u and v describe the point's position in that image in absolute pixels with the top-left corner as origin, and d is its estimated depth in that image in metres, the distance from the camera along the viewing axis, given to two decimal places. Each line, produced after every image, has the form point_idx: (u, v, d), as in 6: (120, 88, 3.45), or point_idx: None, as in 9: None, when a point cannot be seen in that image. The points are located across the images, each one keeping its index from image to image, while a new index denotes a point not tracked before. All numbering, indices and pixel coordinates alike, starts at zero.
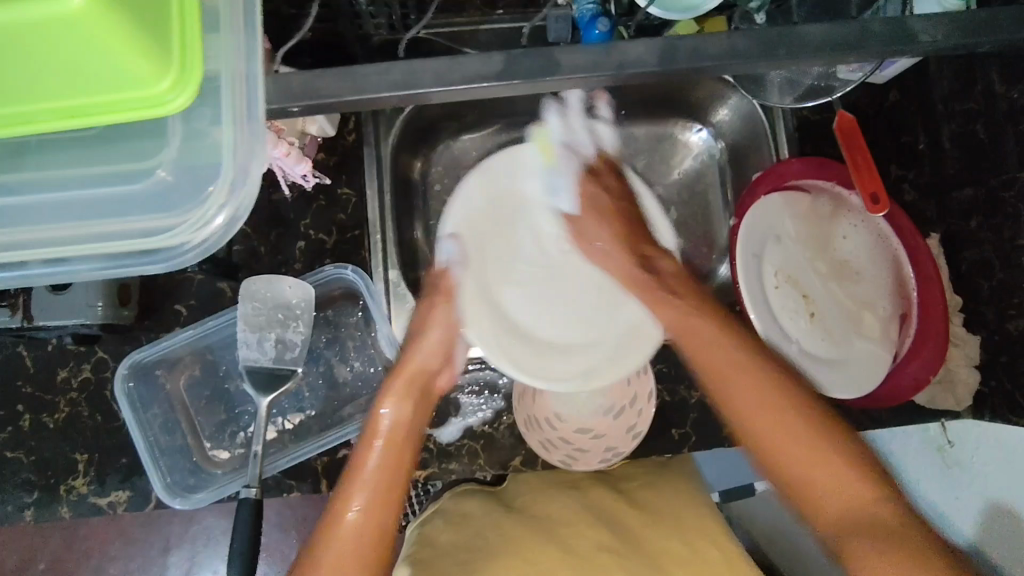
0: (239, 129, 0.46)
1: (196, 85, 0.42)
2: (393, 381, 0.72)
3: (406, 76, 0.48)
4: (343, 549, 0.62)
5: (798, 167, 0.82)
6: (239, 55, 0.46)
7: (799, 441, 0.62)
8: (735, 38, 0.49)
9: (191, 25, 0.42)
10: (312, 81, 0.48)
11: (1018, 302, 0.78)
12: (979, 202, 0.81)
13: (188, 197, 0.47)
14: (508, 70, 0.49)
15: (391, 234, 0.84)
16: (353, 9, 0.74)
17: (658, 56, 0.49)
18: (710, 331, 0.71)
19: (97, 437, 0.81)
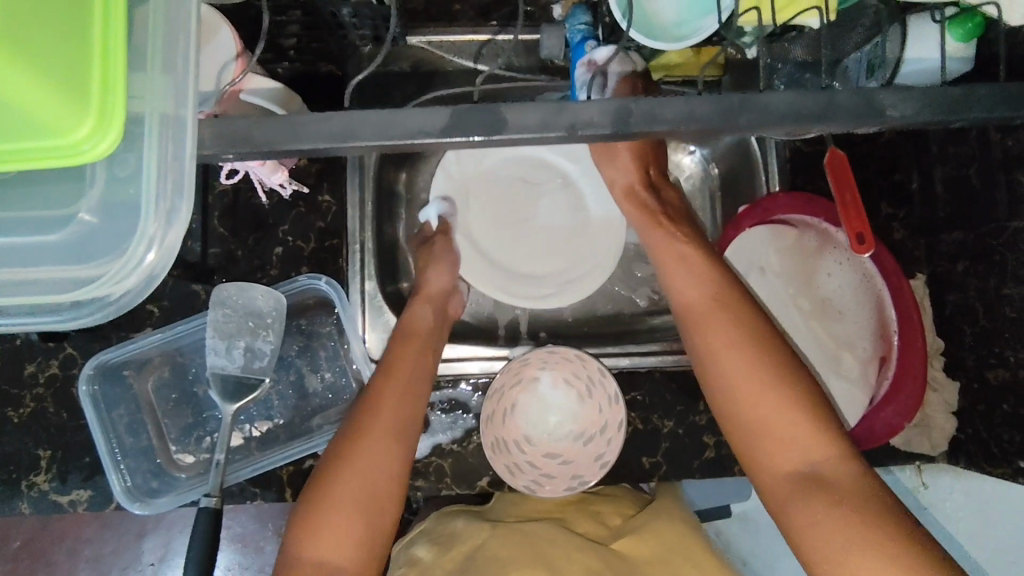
0: (163, 180, 0.37)
1: (117, 132, 0.35)
2: (412, 300, 0.82)
3: (346, 125, 0.36)
4: (366, 463, 0.67)
5: (784, 202, 0.81)
6: (169, 95, 0.37)
7: (772, 399, 0.61)
8: (697, 100, 0.37)
9: (115, 63, 0.35)
10: (244, 126, 0.36)
11: (999, 351, 0.76)
12: (967, 246, 0.79)
13: (109, 247, 0.39)
14: (450, 126, 0.36)
15: (370, 243, 0.84)
16: (336, 20, 0.72)
17: (613, 119, 0.36)
18: (727, 328, 0.66)
19: (61, 434, 0.80)
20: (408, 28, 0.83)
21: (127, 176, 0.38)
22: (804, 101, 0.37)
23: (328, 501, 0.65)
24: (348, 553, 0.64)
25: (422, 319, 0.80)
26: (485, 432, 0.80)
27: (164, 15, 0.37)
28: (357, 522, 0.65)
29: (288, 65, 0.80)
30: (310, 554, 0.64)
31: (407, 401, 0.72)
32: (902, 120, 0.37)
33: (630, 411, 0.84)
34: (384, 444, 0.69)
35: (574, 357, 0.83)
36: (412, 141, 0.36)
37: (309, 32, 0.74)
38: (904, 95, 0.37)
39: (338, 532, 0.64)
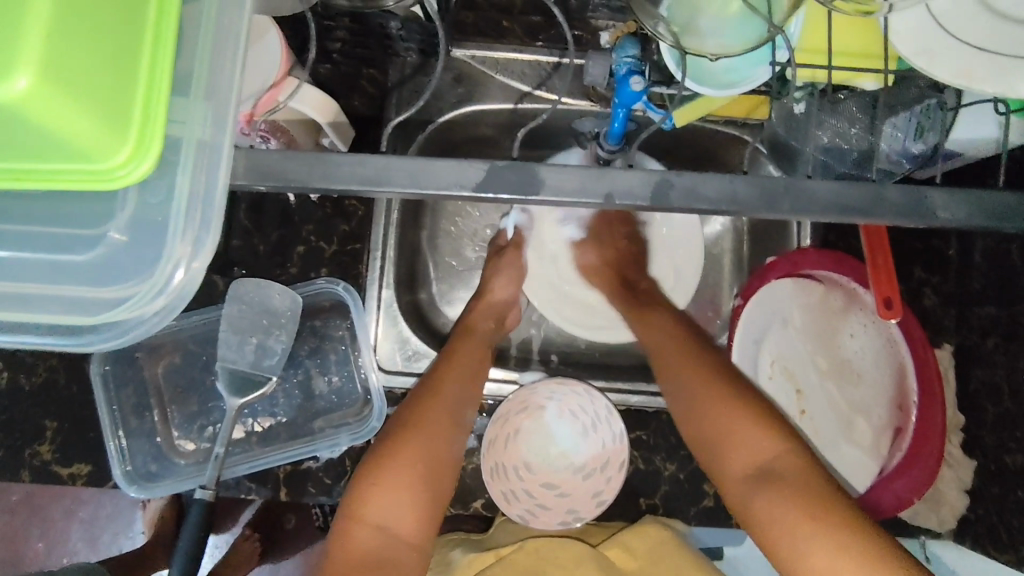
0: (193, 203, 0.38)
1: (153, 158, 0.35)
2: (474, 306, 0.83)
3: (377, 171, 0.37)
4: (421, 453, 0.67)
5: (816, 257, 0.79)
6: (204, 123, 0.37)
7: (754, 441, 0.62)
8: (740, 180, 0.38)
9: (159, 92, 0.35)
10: (275, 161, 0.38)
11: (1020, 437, 0.73)
12: (999, 323, 0.77)
13: (133, 271, 0.39)
14: (483, 183, 0.38)
15: (391, 252, 0.84)
16: (384, 31, 0.72)
17: (650, 193, 0.38)
18: (698, 376, 0.68)
19: (69, 407, 0.81)
20: (454, 40, 0.82)
21: (155, 196, 0.38)
22: (848, 194, 0.38)
23: (390, 465, 0.65)
24: (407, 522, 0.64)
25: (485, 321, 0.82)
26: (486, 457, 0.79)
27: (212, 45, 0.38)
28: (418, 497, 0.65)
29: (330, 66, 0.79)
30: (369, 518, 0.63)
31: (467, 387, 0.74)
32: (953, 222, 0.38)
33: (634, 450, 0.82)
34: (443, 423, 0.70)
35: (583, 391, 0.82)
36: (443, 193, 0.38)
37: (356, 39, 0.74)
38: (957, 199, 0.38)
39: (400, 500, 0.64)
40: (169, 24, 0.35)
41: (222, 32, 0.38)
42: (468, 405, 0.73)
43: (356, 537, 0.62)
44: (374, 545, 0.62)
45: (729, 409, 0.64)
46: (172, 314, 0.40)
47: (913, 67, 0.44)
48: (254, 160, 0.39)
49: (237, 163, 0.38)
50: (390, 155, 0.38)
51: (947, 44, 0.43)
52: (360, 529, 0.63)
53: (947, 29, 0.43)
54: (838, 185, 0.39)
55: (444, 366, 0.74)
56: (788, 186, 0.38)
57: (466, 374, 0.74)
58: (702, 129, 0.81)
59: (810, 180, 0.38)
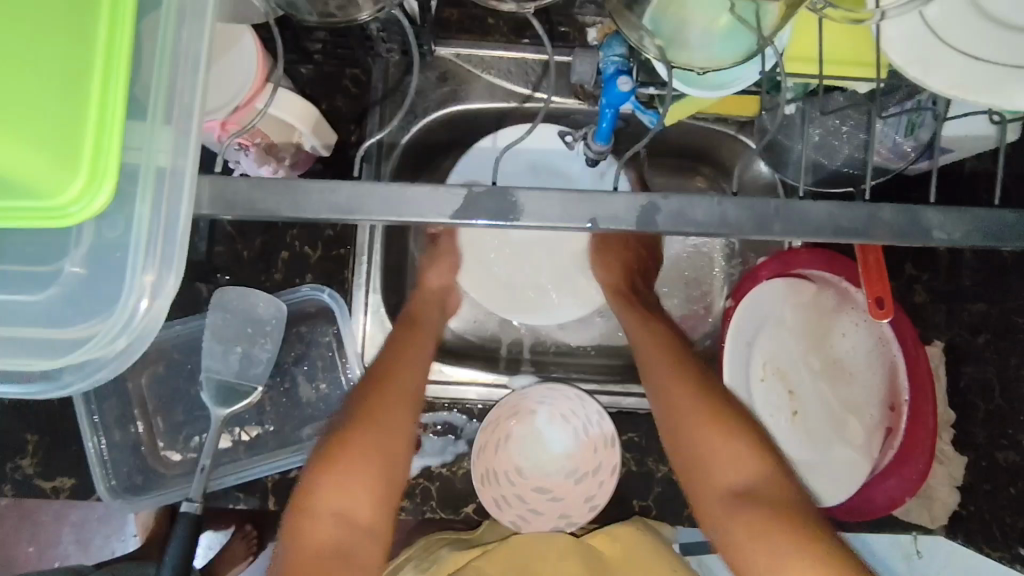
0: (155, 233, 0.36)
1: (108, 193, 0.34)
2: (419, 293, 0.82)
3: (348, 197, 0.36)
4: (375, 441, 0.65)
5: (806, 256, 0.80)
6: (168, 148, 0.36)
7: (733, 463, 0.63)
8: (729, 203, 0.37)
9: (112, 122, 0.34)
10: (247, 190, 0.36)
11: (1012, 433, 0.73)
12: (990, 319, 0.77)
13: (96, 308, 0.38)
14: (463, 209, 0.37)
15: (378, 258, 0.81)
16: (364, 33, 0.70)
17: (636, 217, 0.37)
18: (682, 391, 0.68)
19: (50, 420, 0.79)
20: (438, 39, 0.81)
21: (118, 224, 0.37)
22: (844, 214, 0.37)
23: (342, 457, 0.63)
24: (364, 512, 0.63)
25: (431, 312, 0.80)
26: (477, 463, 0.79)
27: (170, 65, 0.36)
28: (375, 487, 0.64)
29: (312, 66, 0.79)
30: (326, 510, 0.62)
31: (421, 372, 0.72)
32: (949, 241, 0.37)
33: (625, 452, 0.82)
34: (400, 411, 0.68)
35: (574, 396, 0.82)
36: (417, 219, 0.37)
37: (336, 39, 0.72)
38: (954, 217, 0.37)
39: (361, 491, 0.63)
40: (121, 46, 0.34)
41: (181, 49, 0.37)
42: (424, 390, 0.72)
43: (314, 531, 0.61)
44: (332, 537, 0.61)
45: (711, 425, 0.65)
46: (134, 354, 0.38)
47: (907, 76, 0.43)
48: (222, 185, 0.38)
49: (201, 188, 0.37)
50: (363, 181, 0.37)
51: (944, 53, 0.42)
52: (318, 522, 0.61)
53: (942, 37, 0.42)
54: (831, 205, 0.38)
55: (396, 350, 0.73)
56: (779, 209, 0.37)
57: (416, 359, 0.73)
58: (690, 127, 0.80)
59: (801, 202, 0.37)
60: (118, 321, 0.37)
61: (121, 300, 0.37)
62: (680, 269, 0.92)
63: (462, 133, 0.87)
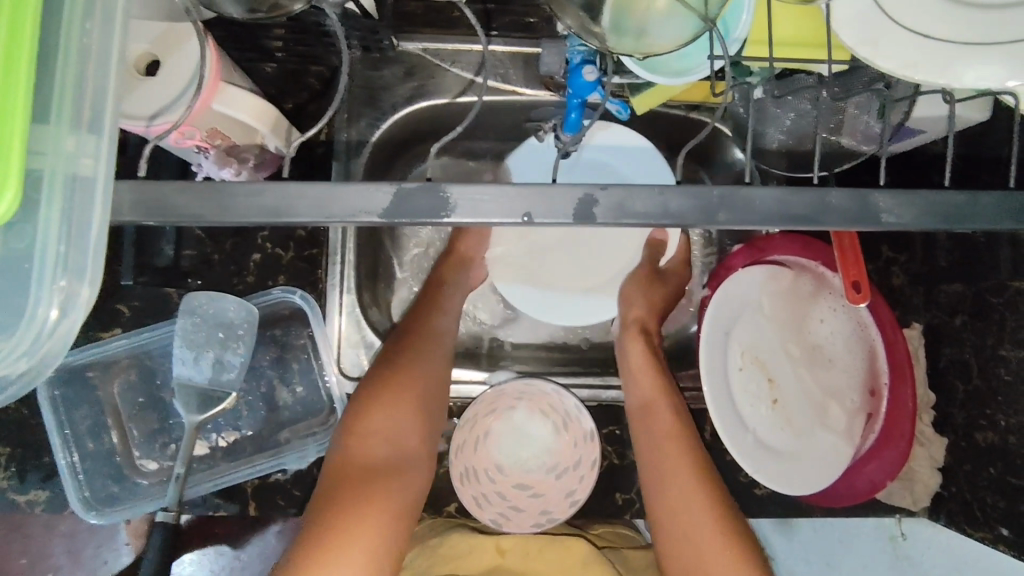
0: (64, 238, 0.35)
1: (11, 199, 0.33)
2: (446, 261, 0.82)
3: (283, 202, 0.36)
4: (413, 381, 0.69)
5: (781, 242, 0.80)
6: (85, 151, 0.35)
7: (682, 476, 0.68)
8: (673, 194, 0.36)
9: (12, 126, 0.33)
10: (168, 193, 0.36)
11: (990, 414, 0.73)
12: (965, 300, 0.77)
13: (7, 318, 0.36)
14: (393, 209, 0.36)
15: (350, 258, 0.80)
16: (322, 28, 0.68)
17: (576, 210, 0.36)
18: (654, 395, 0.74)
19: (22, 432, 0.78)
20: (403, 32, 0.80)
21: (22, 233, 0.35)
22: (794, 202, 0.36)
23: (384, 388, 0.67)
24: (404, 443, 0.67)
25: (455, 276, 0.81)
26: (457, 461, 0.78)
27: (77, 64, 0.35)
28: (414, 422, 0.68)
29: (275, 65, 0.77)
30: (370, 430, 0.65)
31: (448, 327, 0.76)
32: (903, 225, 0.37)
33: (607, 445, 0.81)
34: (432, 355, 0.72)
35: (552, 390, 0.81)
36: (354, 218, 0.36)
37: (296, 36, 0.70)
38: (903, 200, 0.37)
39: (400, 423, 0.66)
40: (21, 47, 0.33)
41: (88, 47, 0.35)
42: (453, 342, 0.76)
43: (355, 449, 0.63)
44: (374, 452, 0.64)
45: (686, 486, 0.67)
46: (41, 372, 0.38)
47: (857, 57, 0.42)
48: (156, 191, 0.37)
49: (119, 196, 0.36)
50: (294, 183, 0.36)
51: (894, 33, 0.41)
52: (363, 445, 0.64)
53: (893, 17, 0.41)
54: (786, 191, 0.37)
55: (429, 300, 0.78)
56: (728, 198, 0.36)
57: (443, 318, 0.77)
58: (661, 113, 0.80)
59: (752, 189, 0.36)
60: (26, 336, 0.36)
61: (29, 315, 0.36)
62: None
63: (436, 128, 0.86)
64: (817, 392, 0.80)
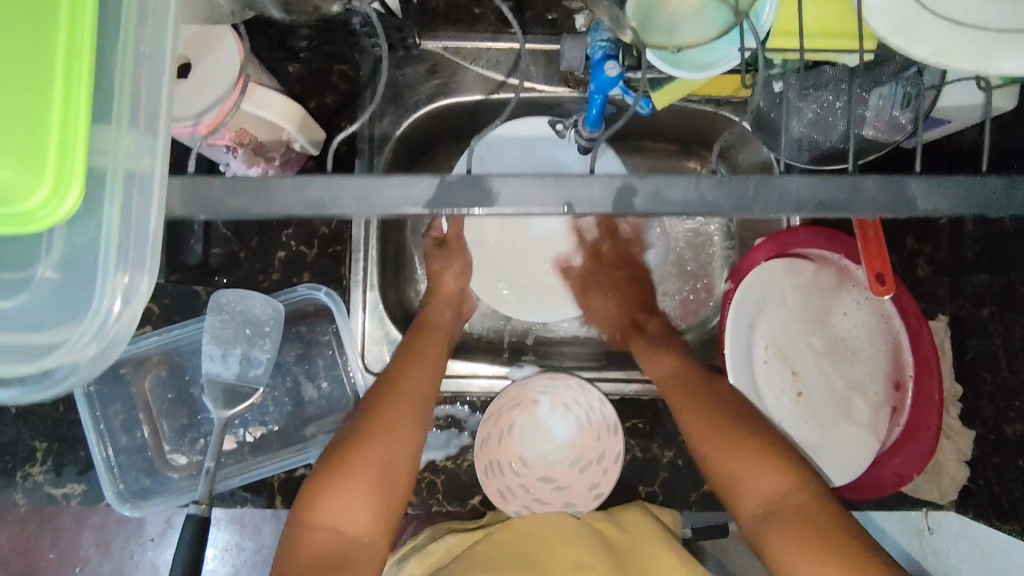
0: (121, 235, 0.36)
1: (74, 199, 0.35)
2: (432, 301, 0.81)
3: (318, 197, 0.36)
4: (368, 456, 0.65)
5: (803, 234, 0.78)
6: (137, 151, 0.36)
7: (722, 440, 0.65)
8: (707, 185, 0.36)
9: (76, 127, 0.34)
10: (216, 191, 0.37)
11: (1020, 405, 0.72)
12: (993, 291, 0.76)
13: (70, 310, 0.39)
14: (437, 200, 0.36)
15: (375, 254, 0.81)
16: (348, 27, 0.69)
17: (614, 200, 0.36)
18: (689, 379, 0.73)
19: (57, 426, 0.80)
20: (425, 32, 0.81)
21: (88, 229, 0.37)
22: (824, 191, 0.37)
23: (342, 469, 0.64)
24: (358, 526, 0.63)
25: (442, 316, 0.80)
26: (481, 455, 0.79)
27: (133, 66, 0.36)
28: (372, 498, 0.64)
29: (299, 65, 0.78)
30: (329, 515, 0.62)
31: (425, 382, 0.72)
32: (935, 212, 0.38)
33: (629, 438, 0.82)
34: (407, 422, 0.69)
35: (575, 384, 0.81)
36: (392, 213, 0.36)
37: (322, 36, 0.71)
38: (941, 191, 0.37)
39: (352, 504, 0.63)
40: (82, 48, 0.34)
41: (142, 49, 0.36)
42: (429, 400, 0.72)
43: (313, 538, 0.61)
44: (333, 537, 0.62)
45: (737, 455, 0.63)
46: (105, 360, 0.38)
47: (889, 46, 0.42)
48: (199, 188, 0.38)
49: (171, 194, 0.37)
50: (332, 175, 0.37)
51: (925, 19, 0.41)
52: (313, 531, 0.61)
53: (925, 4, 0.41)
54: (817, 180, 0.38)
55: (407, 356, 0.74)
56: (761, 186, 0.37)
57: (419, 375, 0.72)
58: (680, 107, 0.79)
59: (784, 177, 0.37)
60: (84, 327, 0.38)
61: (94, 305, 0.38)
62: (679, 253, 0.91)
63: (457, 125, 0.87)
64: (842, 385, 0.79)
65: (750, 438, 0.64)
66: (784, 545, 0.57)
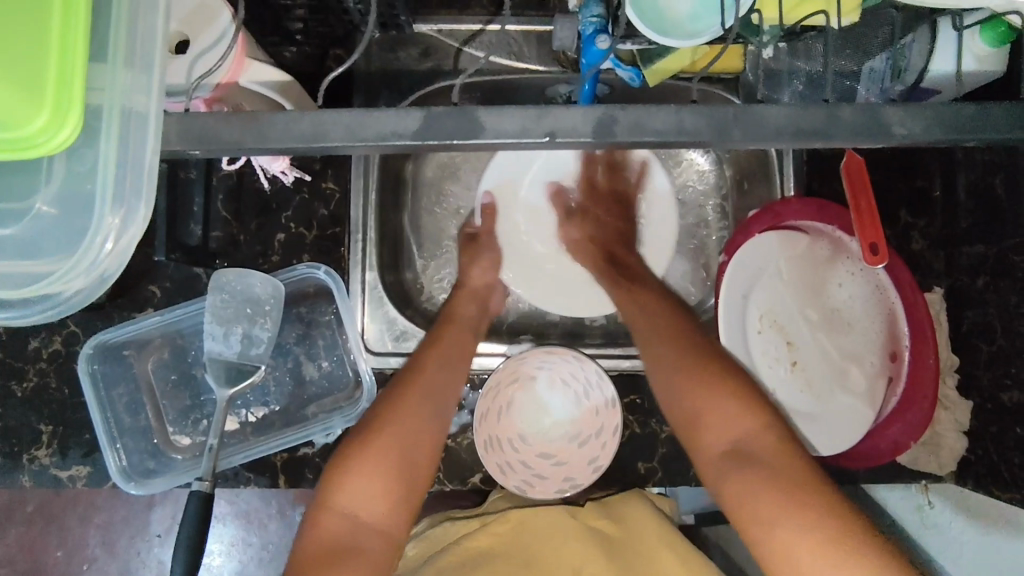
0: (120, 175, 0.38)
1: (73, 125, 0.36)
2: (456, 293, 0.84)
3: (314, 129, 0.38)
4: (394, 441, 0.66)
5: (797, 206, 0.79)
6: (134, 91, 0.38)
7: (694, 383, 0.66)
8: (686, 112, 0.38)
9: (73, 59, 0.36)
10: (212, 123, 0.38)
11: (1015, 371, 0.71)
12: (988, 260, 0.76)
13: (68, 243, 0.40)
14: (423, 129, 0.38)
15: (372, 233, 0.82)
16: (342, 6, 0.71)
17: (595, 128, 0.38)
18: (664, 322, 0.74)
19: (62, 409, 0.81)
20: (418, 14, 0.82)
21: (86, 167, 0.39)
22: (803, 118, 0.38)
23: (367, 452, 0.64)
24: (379, 511, 0.63)
25: (467, 308, 0.82)
26: (479, 431, 0.79)
27: (127, 8, 0.38)
28: (394, 483, 0.64)
29: (295, 48, 0.78)
30: (345, 499, 0.62)
31: (447, 376, 0.73)
32: (911, 137, 0.39)
33: (628, 414, 0.82)
34: (424, 412, 0.69)
35: (572, 359, 0.82)
36: (383, 141, 0.38)
37: (316, 16, 0.73)
38: (912, 113, 0.39)
39: (374, 487, 0.63)
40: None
41: None
42: (451, 394, 0.73)
43: (328, 522, 0.61)
44: (348, 520, 0.61)
45: (715, 389, 0.65)
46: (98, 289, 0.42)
47: None
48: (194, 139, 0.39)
49: (168, 126, 0.38)
50: (325, 113, 0.38)
51: None
52: (334, 513, 0.61)
53: None
54: (793, 110, 0.39)
55: (425, 354, 0.75)
56: (739, 115, 0.39)
57: (443, 370, 0.74)
58: (675, 86, 0.80)
59: (761, 106, 0.39)
60: (82, 260, 0.40)
61: (88, 240, 0.40)
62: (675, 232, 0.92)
63: None
64: (838, 356, 0.80)
65: (734, 379, 0.65)
66: (727, 468, 0.60)
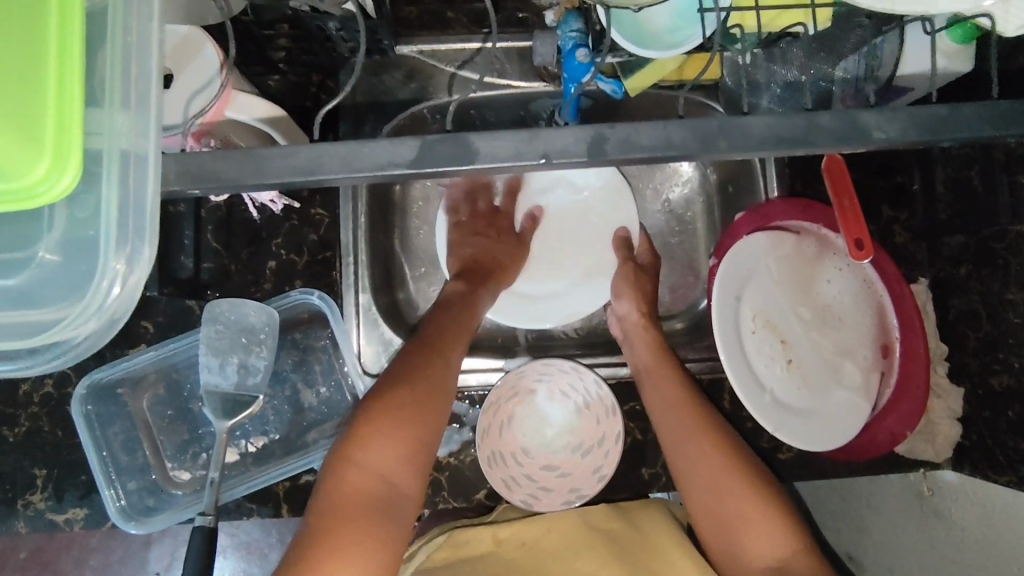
0: (125, 219, 0.38)
1: (75, 172, 0.36)
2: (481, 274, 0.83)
3: (308, 161, 0.39)
4: (414, 401, 0.63)
5: (782, 208, 0.80)
6: (130, 132, 0.38)
7: (716, 473, 0.67)
8: (674, 126, 0.39)
9: (71, 103, 0.36)
10: (208, 161, 0.39)
11: (1003, 357, 0.72)
12: (969, 250, 0.77)
13: (75, 288, 0.41)
14: (419, 158, 0.39)
15: (364, 256, 0.82)
16: (324, 33, 0.71)
17: (587, 147, 0.39)
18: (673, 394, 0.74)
19: (57, 452, 0.80)
20: (399, 37, 0.83)
21: (88, 214, 0.39)
22: (786, 127, 0.40)
23: (387, 412, 0.61)
24: (401, 477, 0.60)
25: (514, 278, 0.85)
26: (482, 448, 0.79)
27: (123, 50, 0.38)
28: (415, 450, 0.62)
29: (278, 77, 0.79)
30: (370, 465, 0.59)
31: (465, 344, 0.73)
32: (890, 140, 0.40)
33: (628, 422, 0.83)
34: (435, 394, 0.66)
35: (570, 369, 0.82)
36: (379, 171, 0.39)
37: (298, 45, 0.73)
38: (889, 117, 0.40)
39: (395, 451, 0.60)
40: (72, 37, 0.36)
41: (130, 37, 0.38)
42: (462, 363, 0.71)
43: (353, 482, 0.58)
44: (372, 494, 0.58)
45: (738, 494, 0.66)
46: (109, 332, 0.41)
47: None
48: (190, 179, 0.39)
49: (167, 169, 0.39)
50: (321, 144, 0.39)
51: None
52: (355, 474, 0.59)
53: None
54: (776, 119, 0.41)
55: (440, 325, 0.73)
56: (724, 127, 0.40)
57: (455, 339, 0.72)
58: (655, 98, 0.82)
59: (744, 117, 0.40)
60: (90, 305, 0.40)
61: (96, 285, 0.40)
62: (664, 239, 0.93)
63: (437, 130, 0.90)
64: (834, 353, 0.81)
65: (767, 493, 0.65)
66: None
